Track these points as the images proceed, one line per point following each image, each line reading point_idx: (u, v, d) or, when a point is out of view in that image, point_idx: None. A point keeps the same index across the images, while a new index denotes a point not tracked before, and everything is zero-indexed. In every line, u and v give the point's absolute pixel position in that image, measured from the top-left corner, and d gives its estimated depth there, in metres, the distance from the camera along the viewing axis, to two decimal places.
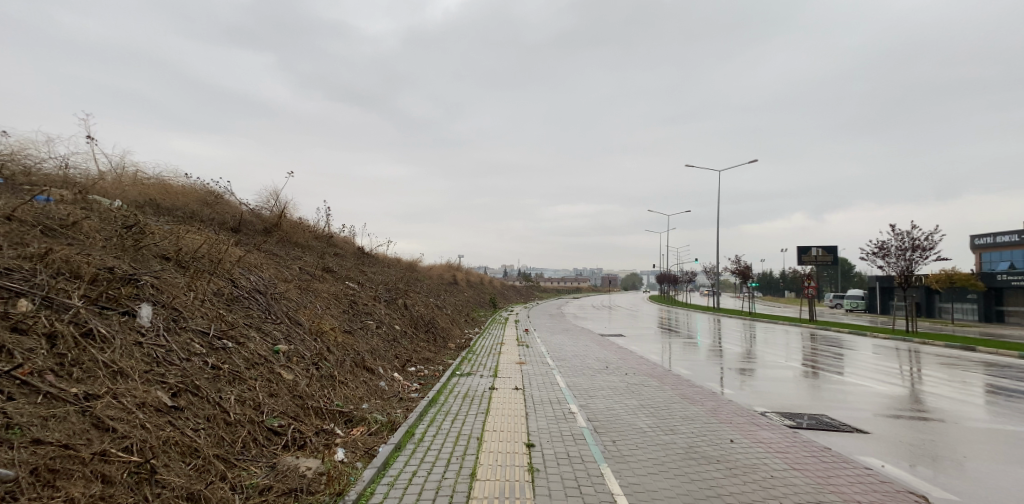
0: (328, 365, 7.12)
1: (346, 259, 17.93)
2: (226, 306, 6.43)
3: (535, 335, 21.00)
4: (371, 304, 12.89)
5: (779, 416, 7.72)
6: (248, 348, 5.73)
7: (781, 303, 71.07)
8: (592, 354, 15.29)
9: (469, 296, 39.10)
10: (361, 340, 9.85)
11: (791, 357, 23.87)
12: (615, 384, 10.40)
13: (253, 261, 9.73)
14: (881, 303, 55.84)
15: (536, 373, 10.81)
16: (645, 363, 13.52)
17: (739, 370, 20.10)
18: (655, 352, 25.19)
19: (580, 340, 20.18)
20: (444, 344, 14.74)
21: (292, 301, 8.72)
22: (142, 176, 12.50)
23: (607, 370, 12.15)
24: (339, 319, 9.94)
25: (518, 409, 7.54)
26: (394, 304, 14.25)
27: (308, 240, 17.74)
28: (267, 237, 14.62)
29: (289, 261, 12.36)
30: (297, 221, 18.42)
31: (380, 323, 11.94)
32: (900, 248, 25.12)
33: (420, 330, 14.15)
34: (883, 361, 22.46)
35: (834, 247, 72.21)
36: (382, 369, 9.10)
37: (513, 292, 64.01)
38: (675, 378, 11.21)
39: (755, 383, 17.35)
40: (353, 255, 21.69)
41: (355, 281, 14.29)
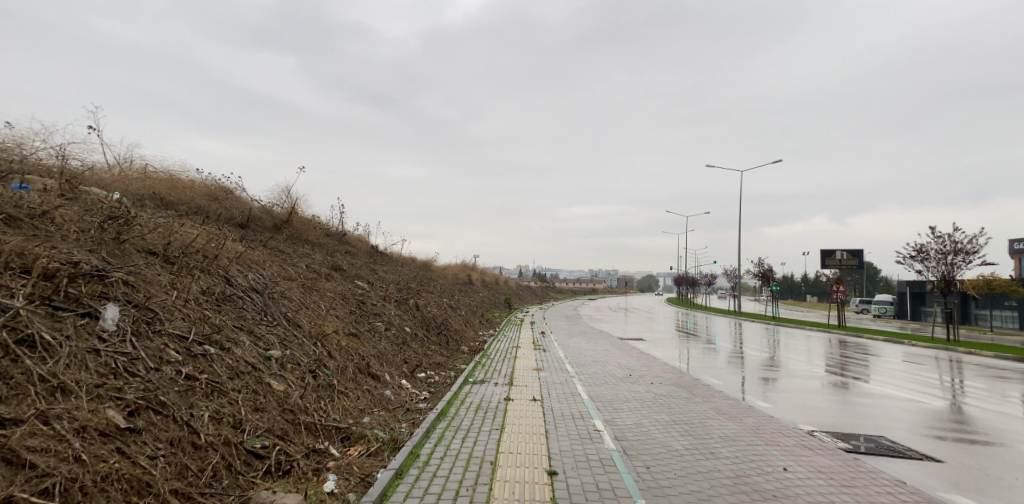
0: (328, 373, 6.46)
1: (358, 257, 17.38)
2: (214, 307, 5.79)
3: (551, 338, 20.25)
4: (381, 305, 12.28)
5: (831, 437, 6.89)
6: (234, 354, 5.08)
7: (805, 308, 69.16)
8: (613, 360, 14.49)
9: (484, 297, 38.45)
10: (368, 343, 9.21)
11: (821, 364, 22.72)
12: (641, 395, 9.60)
13: (254, 258, 9.16)
14: (911, 309, 53.81)
15: (555, 382, 10.05)
16: (671, 371, 12.67)
17: (766, 378, 19.10)
18: (677, 356, 24.25)
19: (599, 344, 19.34)
20: (457, 347, 14.08)
21: (293, 302, 8.09)
22: (146, 168, 12.04)
23: (631, 378, 11.35)
24: (344, 321, 9.33)
25: (535, 425, 6.80)
26: (405, 305, 13.63)
27: (319, 237, 17.22)
28: (275, 234, 14.11)
29: (296, 258, 11.81)
30: (308, 218, 17.95)
31: (389, 325, 11.31)
32: (941, 251, 23.94)
33: (431, 332, 13.50)
34: (921, 371, 21.21)
35: (861, 250, 70.13)
36: (388, 377, 8.43)
37: (529, 293, 63.30)
38: (706, 390, 10.36)
39: (786, 392, 16.36)
40: (366, 253, 21.19)
41: (365, 280, 13.70)
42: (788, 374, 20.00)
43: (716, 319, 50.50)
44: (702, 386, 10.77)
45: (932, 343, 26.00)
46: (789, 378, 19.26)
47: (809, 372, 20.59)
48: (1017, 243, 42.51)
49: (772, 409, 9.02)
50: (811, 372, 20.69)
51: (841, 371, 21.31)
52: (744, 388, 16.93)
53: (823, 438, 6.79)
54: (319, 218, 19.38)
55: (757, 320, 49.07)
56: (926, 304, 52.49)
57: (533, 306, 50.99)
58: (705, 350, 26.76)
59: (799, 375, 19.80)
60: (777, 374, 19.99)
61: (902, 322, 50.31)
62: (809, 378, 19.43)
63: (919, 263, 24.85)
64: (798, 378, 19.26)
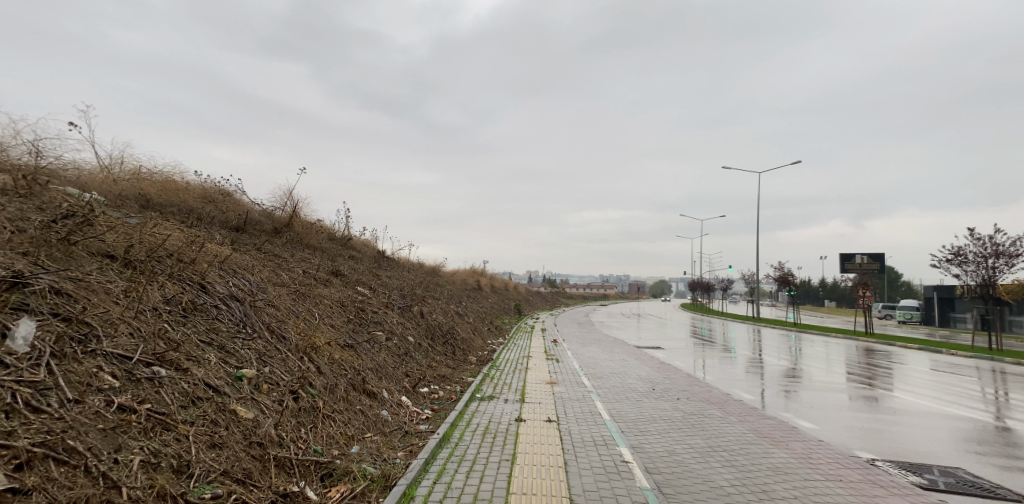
0: (313, 394, 5.59)
1: (361, 262, 16.62)
2: (178, 319, 4.96)
3: (565, 347, 19.27)
4: (384, 313, 11.45)
5: (898, 469, 6.07)
6: (192, 375, 4.23)
7: (823, 313, 67.41)
8: (631, 371, 13.55)
9: (494, 303, 37.59)
10: (365, 356, 8.37)
11: (850, 374, 21.53)
12: (668, 413, 8.63)
13: (241, 262, 8.38)
14: (938, 315, 51.91)
15: (571, 398, 9.13)
16: (697, 385, 11.69)
17: (793, 389, 17.98)
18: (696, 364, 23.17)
19: (615, 354, 18.35)
20: (464, 358, 13.22)
21: (280, 311, 7.26)
22: (135, 168, 11.36)
23: (654, 393, 10.41)
24: (339, 331, 8.52)
25: (552, 454, 5.89)
26: (409, 313, 12.79)
27: (322, 241, 16.49)
28: (273, 238, 13.38)
29: (292, 263, 11.03)
30: (310, 221, 17.23)
31: (390, 334, 10.47)
32: (978, 254, 22.68)
33: (437, 341, 12.65)
34: (959, 382, 19.95)
35: (881, 255, 68.32)
36: (386, 394, 7.58)
37: (539, 299, 62.43)
38: (738, 407, 9.41)
39: (817, 405, 15.28)
40: (371, 258, 20.48)
41: (367, 286, 12.90)
42: (816, 385, 18.85)
43: (733, 325, 49.07)
44: (734, 402, 9.83)
45: (968, 353, 24.60)
46: (818, 389, 18.13)
47: (839, 383, 19.42)
48: None
49: (817, 429, 8.10)
50: (840, 382, 19.52)
51: (872, 381, 20.11)
52: (771, 400, 15.91)
53: (890, 471, 5.94)
54: (322, 222, 18.66)
55: (776, 326, 47.50)
56: (953, 309, 50.61)
57: (545, 312, 49.97)
58: (725, 358, 25.62)
59: (829, 386, 18.62)
60: (804, 385, 18.85)
61: (927, 329, 48.51)
62: (840, 389, 18.28)
63: (955, 267, 23.52)
64: (829, 389, 18.09)
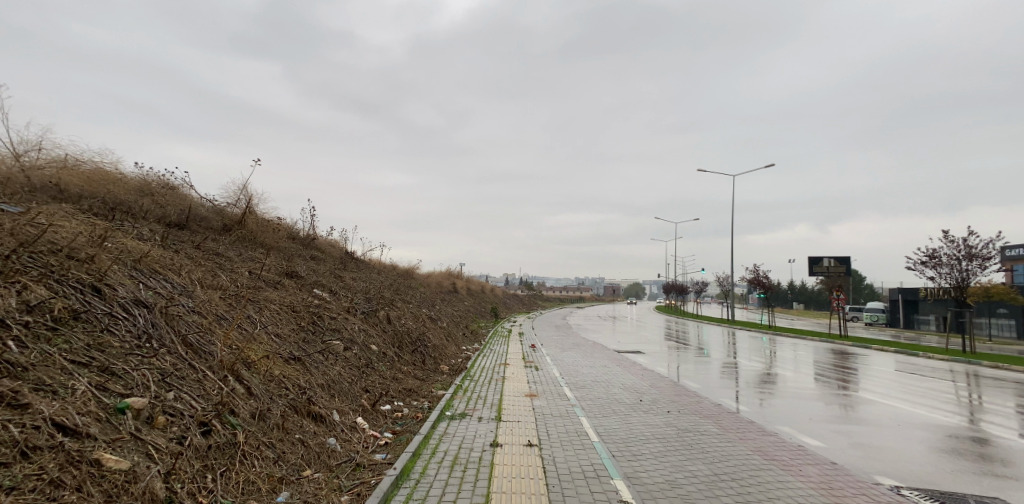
0: (235, 424, 4.38)
1: (324, 263, 15.33)
2: (37, 334, 3.76)
3: (543, 353, 18.30)
4: (344, 319, 10.25)
5: (932, 502, 5.28)
6: (35, 414, 3.06)
7: (794, 315, 68.31)
8: (616, 379, 12.59)
9: (469, 306, 36.54)
10: (315, 371, 7.16)
11: (830, 377, 21.15)
12: (662, 432, 7.66)
13: (168, 261, 7.11)
14: (904, 317, 52.88)
15: (553, 415, 8.10)
16: (686, 395, 10.81)
17: (777, 393, 17.40)
18: (677, 367, 22.47)
19: (596, 359, 17.44)
20: (435, 367, 12.08)
21: (208, 318, 6.03)
22: (57, 153, 9.93)
23: (642, 406, 9.47)
24: (285, 342, 7.30)
25: (532, 493, 4.82)
26: (374, 318, 11.60)
27: (279, 241, 15.12)
28: (220, 236, 12.04)
29: (237, 263, 9.75)
30: (268, 219, 15.86)
31: (349, 343, 9.28)
32: (952, 256, 22.61)
33: (405, 350, 11.48)
34: (938, 384, 19.72)
35: (847, 257, 69.72)
36: (337, 417, 6.40)
37: (516, 301, 61.61)
38: (735, 421, 8.53)
39: (804, 409, 14.64)
40: (337, 259, 19.17)
41: (326, 290, 11.64)
42: (799, 389, 18.33)
43: (709, 327, 48.96)
44: (728, 415, 8.97)
45: (944, 355, 24.51)
46: (803, 393, 17.58)
47: (821, 386, 18.95)
48: (1010, 250, 41.62)
49: (823, 447, 7.23)
50: (823, 386, 19.06)
51: (853, 384, 19.72)
52: (756, 405, 15.24)
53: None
54: (281, 220, 17.29)
55: (751, 328, 47.55)
56: (918, 312, 51.60)
57: (521, 315, 49.20)
58: (705, 361, 25.06)
59: (814, 390, 18.09)
60: (788, 388, 18.30)
61: (896, 331, 49.30)
62: (824, 392, 17.77)
63: (930, 270, 23.34)
64: (813, 393, 17.57)
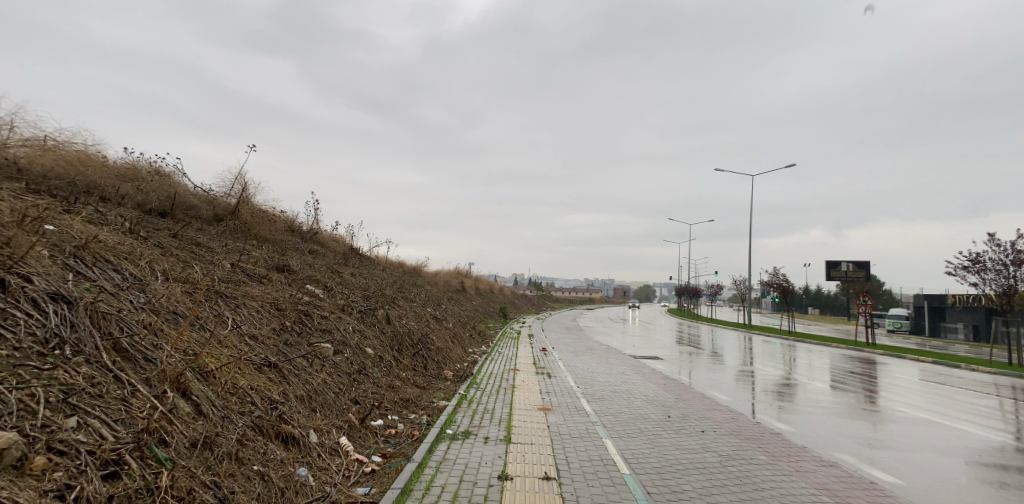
0: (162, 459, 3.30)
1: (323, 258, 14.32)
2: None
3: (555, 357, 17.17)
4: (338, 319, 9.21)
5: None
6: None
7: (812, 321, 66.45)
8: (637, 390, 11.44)
9: (478, 306, 35.53)
10: (294, 380, 6.07)
11: (862, 385, 19.81)
12: (703, 462, 6.49)
13: (127, 247, 6.09)
14: (929, 324, 50.97)
15: (571, 436, 6.96)
16: (720, 412, 9.63)
17: (808, 401, 16.15)
18: (696, 373, 21.20)
19: (611, 365, 16.28)
20: (438, 373, 10.98)
21: (160, 316, 4.99)
22: (29, 129, 8.99)
23: (672, 426, 8.31)
24: (260, 345, 6.24)
25: None
26: (371, 318, 10.55)
27: (276, 233, 14.14)
28: (208, 225, 11.07)
29: (221, 254, 8.74)
30: (264, 210, 14.90)
31: (340, 346, 8.23)
32: (998, 261, 21.19)
33: (405, 353, 10.41)
34: (982, 396, 18.33)
35: (866, 263, 67.91)
36: (315, 439, 5.28)
37: (524, 302, 60.41)
38: (783, 446, 7.38)
39: (843, 419, 13.41)
40: (338, 254, 18.20)
41: (319, 286, 10.61)
42: (831, 397, 17.07)
43: (724, 332, 47.45)
44: (772, 438, 7.82)
45: (986, 367, 22.98)
46: (836, 401, 16.32)
47: (855, 395, 17.65)
48: None
49: (902, 487, 6.04)
50: (856, 395, 17.74)
51: (888, 393, 18.40)
52: (787, 413, 14.04)
53: None
54: (279, 212, 16.34)
55: (769, 333, 45.91)
56: (944, 319, 49.70)
57: (530, 316, 48.10)
58: (726, 367, 23.74)
59: (847, 399, 16.81)
60: (819, 397, 17.02)
61: (920, 339, 47.47)
62: (858, 402, 16.49)
63: (974, 274, 21.83)
64: (847, 402, 16.29)
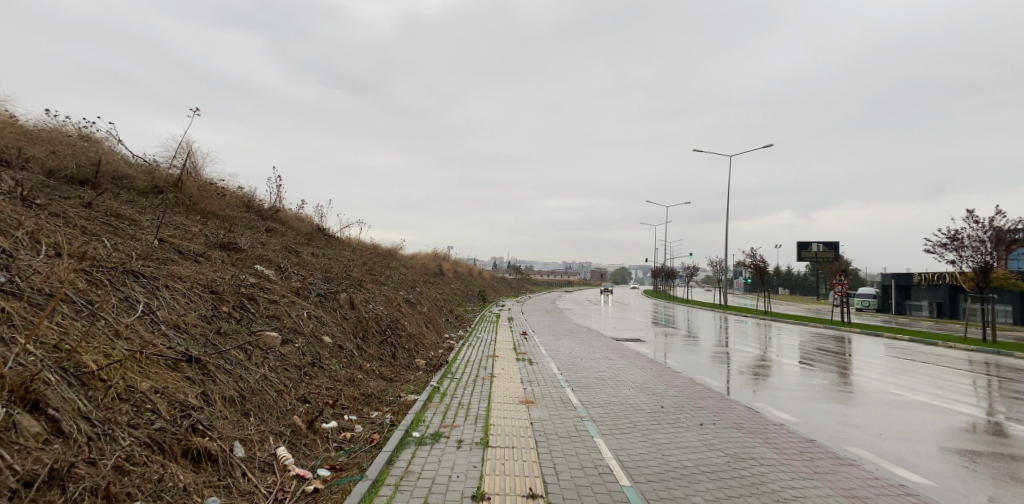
0: None
1: (281, 237, 13.04)
2: None
3: (535, 342, 16.27)
4: (291, 305, 8.05)
5: None
6: None
7: (785, 301, 67.30)
8: (625, 378, 10.58)
9: (456, 290, 34.58)
10: (223, 378, 4.93)
11: (844, 363, 19.52)
12: (711, 465, 5.59)
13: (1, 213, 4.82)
14: (896, 303, 51.92)
15: (559, 438, 6.02)
16: (715, 401, 8.82)
17: (794, 380, 15.65)
18: (679, 355, 20.63)
19: (594, 350, 15.45)
20: (408, 362, 9.93)
21: (24, 301, 3.80)
22: None
23: (668, 419, 7.46)
24: (179, 335, 5.07)
25: None
26: (332, 302, 9.40)
27: (227, 209, 12.79)
28: (141, 197, 9.73)
29: (148, 228, 7.46)
30: (215, 184, 13.50)
31: (289, 335, 7.10)
32: (976, 238, 20.99)
33: (370, 341, 9.33)
34: (962, 371, 18.18)
35: (837, 243, 68.93)
36: (242, 455, 4.15)
37: (503, 285, 59.64)
38: (792, 441, 6.58)
39: (833, 396, 12.87)
40: (301, 233, 16.89)
41: (271, 267, 9.38)
42: (817, 376, 16.64)
43: (702, 313, 47.52)
44: (778, 430, 7.02)
45: (960, 343, 22.95)
46: (822, 380, 15.88)
47: (839, 373, 17.29)
48: None
49: (934, 489, 5.26)
50: (841, 372, 17.40)
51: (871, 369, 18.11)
52: (775, 393, 13.46)
53: None
54: (232, 187, 14.93)
55: (746, 314, 46.06)
56: (911, 297, 50.62)
57: (509, 299, 47.32)
58: (708, 348, 23.25)
59: (833, 377, 16.40)
60: (805, 376, 16.57)
61: (889, 316, 48.31)
62: (844, 379, 16.09)
63: (953, 251, 21.80)
64: (833, 380, 15.87)
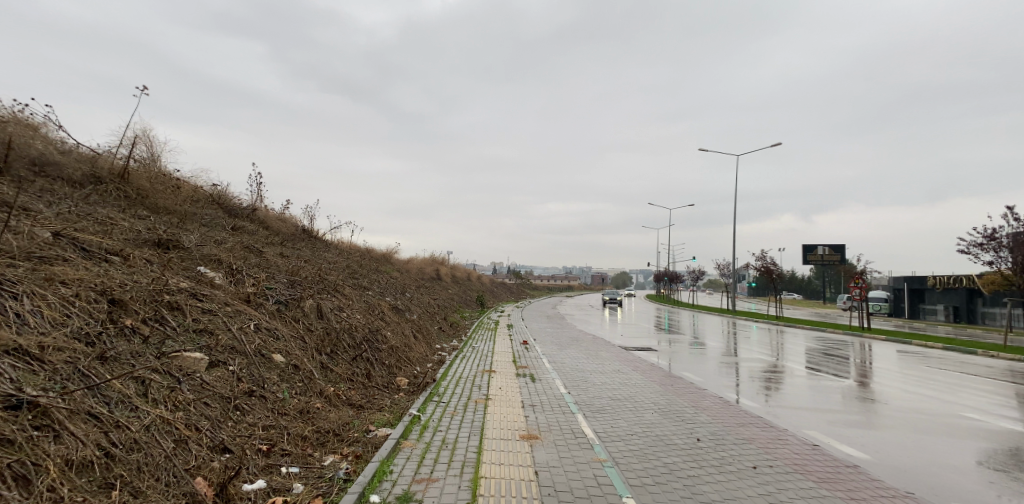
0: None
1: (247, 236, 11.48)
2: None
3: (538, 353, 14.62)
4: (234, 316, 6.41)
5: None
6: None
7: (793, 305, 65.55)
8: (645, 400, 8.93)
9: (454, 295, 33.12)
10: (75, 429, 3.25)
11: (877, 368, 17.85)
12: None
13: None
14: (909, 307, 50.14)
15: (574, 501, 4.34)
16: (761, 431, 7.17)
17: (830, 387, 13.98)
18: (694, 363, 19.01)
19: (604, 362, 13.79)
20: (387, 383, 8.29)
21: None
22: None
23: (712, 461, 5.79)
24: (11, 364, 3.41)
25: None
26: (293, 312, 7.80)
27: (185, 205, 11.24)
28: (65, 187, 8.18)
29: (46, 219, 5.89)
30: (173, 177, 11.97)
31: (221, 356, 5.45)
32: (1016, 237, 19.32)
33: (339, 358, 7.71)
34: (1009, 374, 16.50)
35: (845, 246, 67.30)
36: None
37: (504, 290, 58.17)
38: (882, 495, 4.91)
39: (882, 405, 11.22)
40: (278, 234, 15.35)
41: (219, 269, 7.74)
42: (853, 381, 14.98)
43: (710, 318, 45.95)
44: (856, 476, 5.36)
45: (996, 350, 21.19)
46: (861, 385, 14.22)
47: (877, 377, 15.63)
48: None
49: None
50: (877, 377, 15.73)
51: (910, 371, 16.45)
52: (811, 404, 11.79)
53: None
54: (198, 183, 13.40)
55: (756, 319, 44.23)
56: (924, 301, 48.96)
57: (509, 304, 45.82)
58: (724, 355, 21.56)
59: (872, 382, 14.75)
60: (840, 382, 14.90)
61: (903, 321, 46.57)
62: (885, 383, 14.41)
63: (991, 252, 20.24)
64: (873, 385, 14.24)
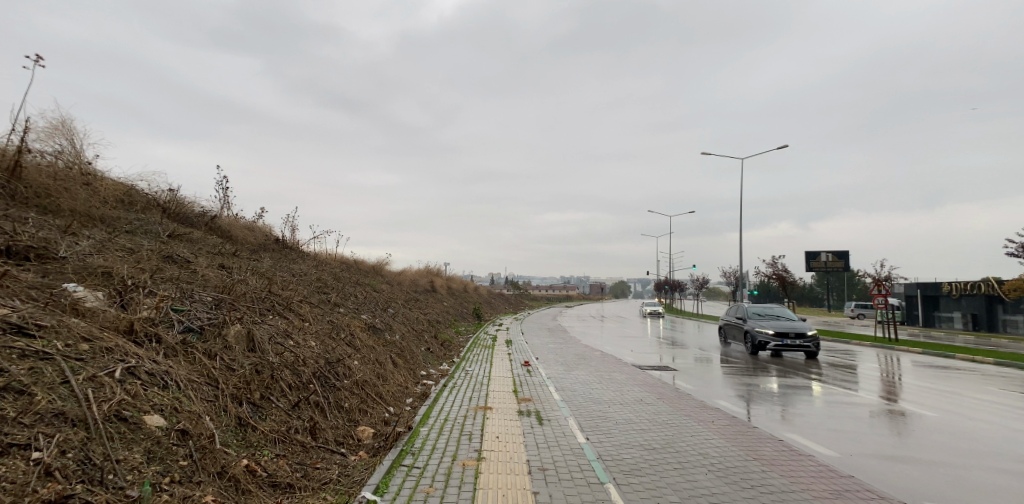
0: None
1: (183, 245, 9.28)
2: None
3: (542, 378, 12.33)
4: (89, 358, 4.14)
5: None
6: None
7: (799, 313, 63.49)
8: (691, 452, 6.68)
9: (448, 307, 30.97)
10: None
11: (928, 385, 15.65)
12: None
13: None
14: (923, 314, 48.07)
15: None
16: None
17: (892, 408, 11.76)
18: (717, 380, 16.77)
19: (621, 389, 11.53)
20: (341, 438, 6.04)
21: None
22: None
23: None
24: None
25: None
26: (204, 347, 5.56)
27: (103, 208, 9.06)
28: None
29: None
30: (93, 175, 9.78)
31: (21, 435, 3.18)
32: None
33: (266, 410, 5.47)
34: None
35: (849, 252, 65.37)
36: None
37: (502, 301, 56.03)
38: None
39: (971, 439, 9.05)
40: (234, 243, 13.16)
41: (102, 288, 5.51)
42: (914, 401, 12.77)
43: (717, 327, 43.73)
44: None
45: None
46: (925, 408, 12.02)
47: (936, 397, 13.45)
48: None
49: None
50: (937, 397, 13.51)
51: (970, 390, 14.27)
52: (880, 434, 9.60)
53: None
54: (133, 183, 11.22)
55: None
56: (938, 309, 46.96)
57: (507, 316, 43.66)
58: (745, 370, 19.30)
59: (936, 403, 12.56)
60: (899, 401, 12.71)
61: (918, 329, 44.29)
62: (953, 406, 12.23)
63: None
64: (940, 407, 12.07)
